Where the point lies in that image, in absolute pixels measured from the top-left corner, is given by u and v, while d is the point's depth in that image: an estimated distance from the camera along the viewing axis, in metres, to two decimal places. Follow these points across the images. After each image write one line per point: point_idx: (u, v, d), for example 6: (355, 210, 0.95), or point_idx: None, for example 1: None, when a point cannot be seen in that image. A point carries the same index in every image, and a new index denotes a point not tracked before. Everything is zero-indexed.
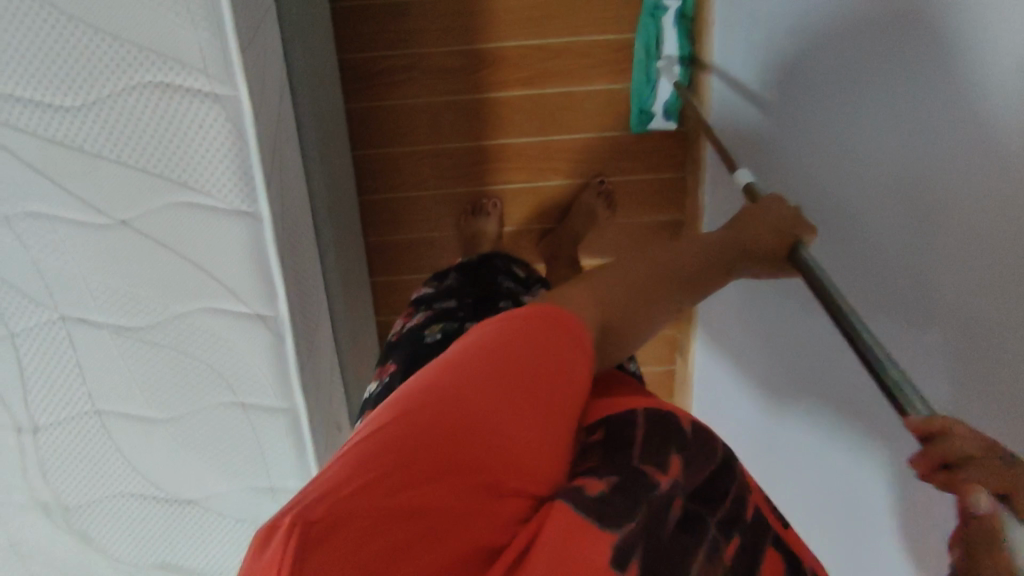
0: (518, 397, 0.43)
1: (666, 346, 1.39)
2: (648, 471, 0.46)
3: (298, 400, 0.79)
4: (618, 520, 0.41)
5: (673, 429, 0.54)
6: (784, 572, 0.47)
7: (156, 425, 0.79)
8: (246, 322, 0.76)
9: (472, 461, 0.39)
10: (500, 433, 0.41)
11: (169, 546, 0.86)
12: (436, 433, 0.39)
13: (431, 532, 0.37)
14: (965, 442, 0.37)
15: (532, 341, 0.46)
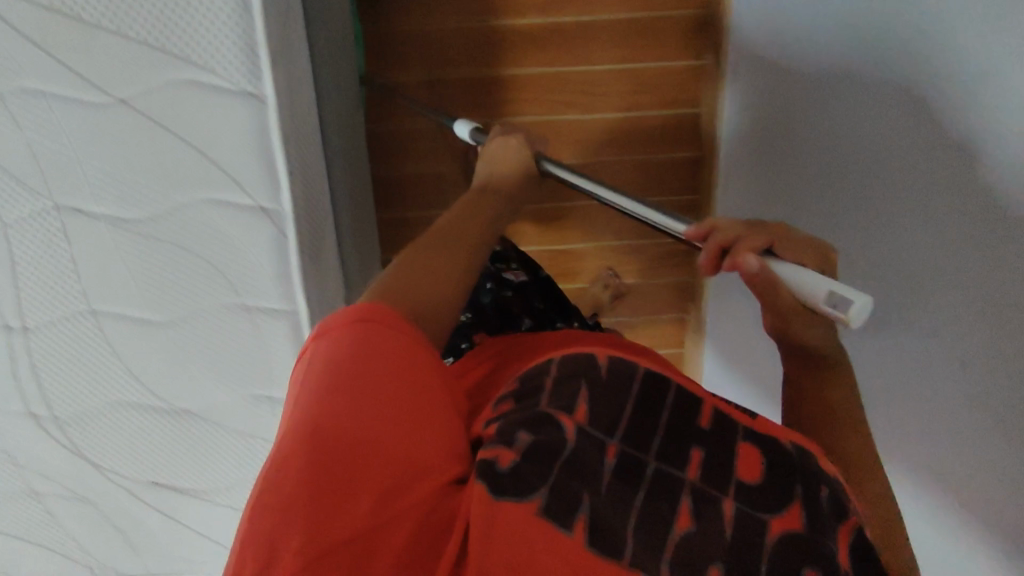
0: (400, 396, 0.44)
1: (681, 292, 1.35)
2: (552, 420, 0.47)
3: (300, 302, 0.76)
4: (532, 483, 0.43)
5: (582, 363, 0.51)
6: (762, 470, 0.50)
7: (155, 330, 0.75)
8: (250, 219, 0.72)
9: (358, 474, 0.42)
10: (396, 435, 0.43)
11: (166, 462, 0.82)
12: (311, 473, 0.41)
13: (363, 554, 0.40)
14: (723, 230, 0.52)
15: (368, 338, 0.46)
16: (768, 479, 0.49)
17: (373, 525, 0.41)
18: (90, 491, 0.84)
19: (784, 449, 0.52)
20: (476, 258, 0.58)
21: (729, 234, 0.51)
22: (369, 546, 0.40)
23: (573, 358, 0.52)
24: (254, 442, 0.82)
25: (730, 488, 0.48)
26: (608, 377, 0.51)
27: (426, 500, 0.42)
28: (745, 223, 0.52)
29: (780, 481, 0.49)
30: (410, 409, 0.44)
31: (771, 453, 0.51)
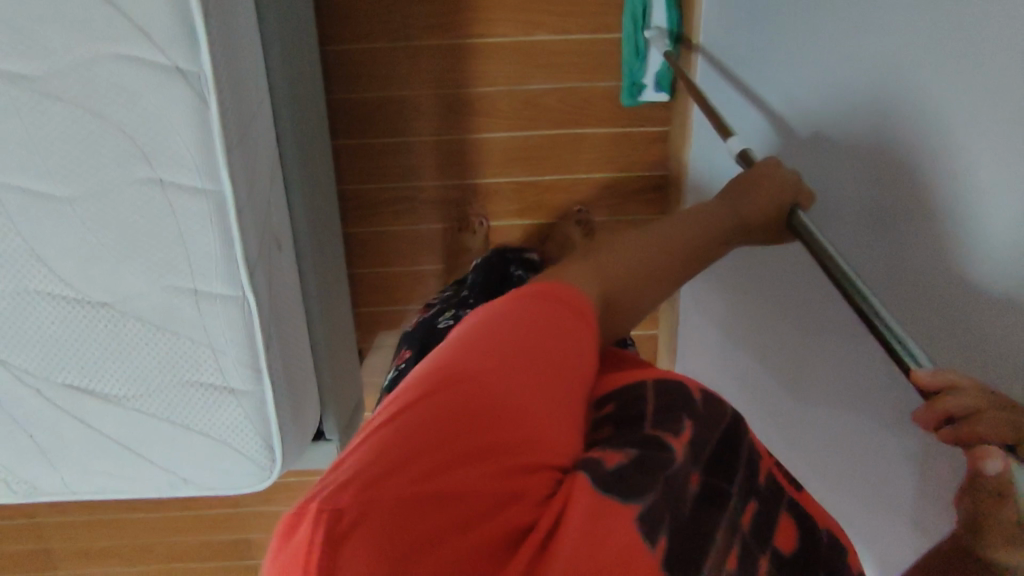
0: (531, 372, 0.46)
1: None
2: (660, 441, 0.50)
3: (224, 179, 0.70)
4: (641, 486, 0.45)
5: (681, 403, 0.56)
6: (794, 540, 0.55)
7: (61, 205, 0.69)
8: (164, 80, 0.65)
9: (493, 440, 0.42)
10: (521, 407, 0.44)
11: (85, 361, 0.77)
12: (457, 419, 0.42)
13: (466, 514, 0.39)
14: (960, 396, 0.45)
15: (535, 322, 0.50)
16: (799, 553, 0.55)
17: (473, 485, 0.40)
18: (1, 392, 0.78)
19: (816, 532, 0.57)
20: (671, 266, 0.65)
21: (968, 403, 0.45)
22: (461, 506, 0.39)
23: (672, 399, 0.56)
24: (178, 339, 0.76)
25: (765, 547, 0.52)
26: (702, 423, 0.55)
27: (528, 486, 0.42)
28: (988, 395, 0.45)
29: (811, 556, 0.55)
30: (540, 388, 0.46)
31: (804, 529, 0.56)
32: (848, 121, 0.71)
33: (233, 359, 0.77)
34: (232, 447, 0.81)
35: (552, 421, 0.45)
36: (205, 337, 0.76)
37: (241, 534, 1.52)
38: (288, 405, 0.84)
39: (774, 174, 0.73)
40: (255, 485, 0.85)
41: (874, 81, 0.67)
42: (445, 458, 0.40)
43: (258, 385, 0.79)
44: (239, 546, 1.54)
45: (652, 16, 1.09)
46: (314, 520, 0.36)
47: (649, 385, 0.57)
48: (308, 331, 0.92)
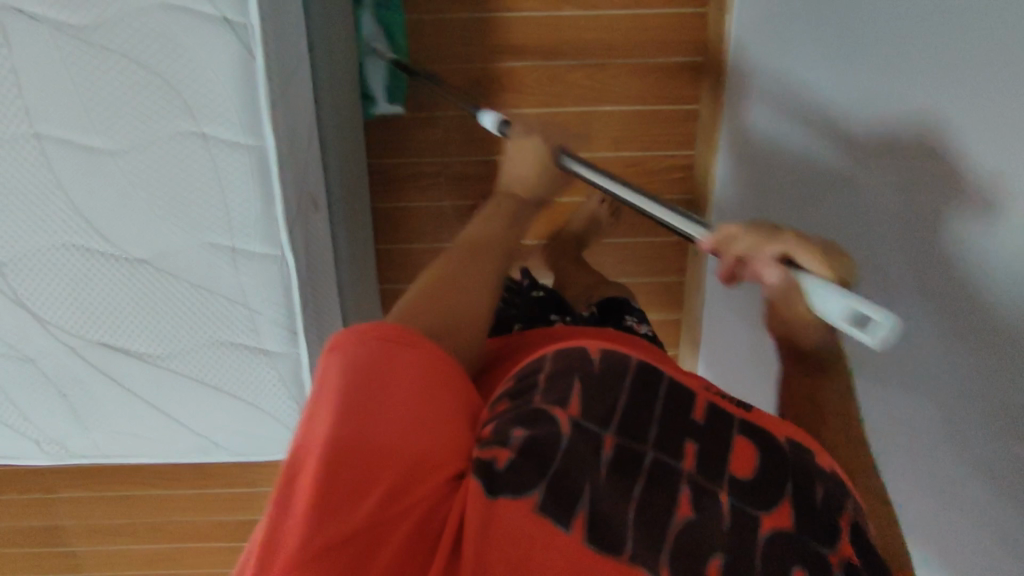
0: (392, 389, 0.45)
1: None
2: (549, 416, 0.46)
3: (267, 134, 0.69)
4: (529, 480, 0.44)
5: (575, 364, 0.50)
6: (756, 456, 0.52)
7: (102, 158, 0.69)
8: (212, 31, 0.65)
9: (375, 477, 0.42)
10: (394, 429, 0.43)
11: (118, 320, 0.76)
12: (329, 475, 0.41)
13: (366, 553, 0.40)
14: (729, 241, 0.55)
15: (378, 355, 0.46)
16: (762, 473, 0.51)
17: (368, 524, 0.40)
18: (34, 350, 0.77)
19: (775, 444, 0.53)
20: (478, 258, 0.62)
21: (739, 245, 0.54)
22: (362, 547, 0.40)
23: (568, 360, 0.50)
24: (214, 299, 0.75)
25: (725, 477, 0.50)
26: (597, 382, 0.50)
27: (420, 502, 0.42)
28: (755, 226, 0.55)
29: (775, 470, 0.51)
30: (405, 400, 0.45)
31: (764, 447, 0.53)
32: (866, 97, 0.70)
33: (270, 319, 0.76)
34: (264, 410, 0.80)
35: (426, 434, 0.44)
36: (242, 297, 0.75)
37: (252, 515, 1.51)
38: None
39: (523, 149, 0.76)
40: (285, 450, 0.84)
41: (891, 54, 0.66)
42: (325, 516, 0.39)
43: (293, 348, 0.78)
44: (250, 527, 1.53)
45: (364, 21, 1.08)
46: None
47: (548, 358, 0.51)
48: (339, 299, 0.91)
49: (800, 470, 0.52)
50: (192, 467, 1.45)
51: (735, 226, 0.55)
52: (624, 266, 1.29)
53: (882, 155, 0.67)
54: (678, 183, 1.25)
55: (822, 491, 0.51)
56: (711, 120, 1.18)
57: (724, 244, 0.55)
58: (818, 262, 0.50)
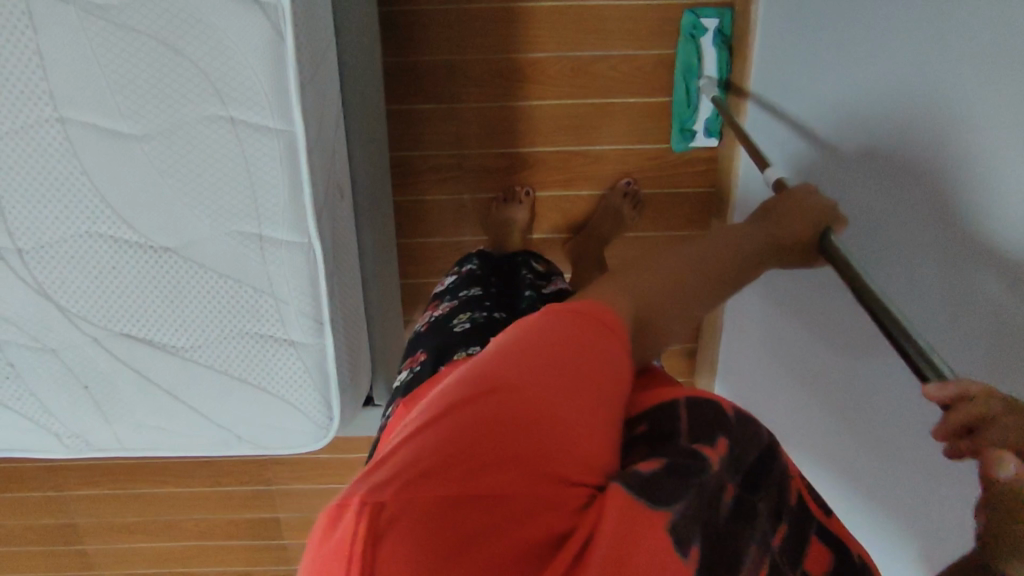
0: (574, 372, 0.44)
1: (702, 207, 1.25)
2: (699, 453, 0.46)
3: (296, 118, 0.68)
4: (670, 500, 0.41)
5: (711, 417, 0.50)
6: (827, 566, 0.50)
7: (129, 144, 0.68)
8: (241, 13, 0.63)
9: (541, 446, 0.40)
10: (567, 406, 0.42)
11: (143, 310, 0.74)
12: (488, 426, 0.40)
13: (506, 512, 0.38)
14: (977, 403, 0.40)
15: (576, 339, 0.45)
16: None
17: (512, 487, 0.39)
18: (56, 340, 0.76)
19: (845, 558, 0.51)
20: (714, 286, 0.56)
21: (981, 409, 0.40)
22: (497, 507, 0.38)
23: (704, 412, 0.50)
24: (240, 288, 0.73)
25: (799, 569, 0.49)
26: (732, 437, 0.50)
27: (558, 495, 0.40)
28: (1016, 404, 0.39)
29: None
30: (581, 388, 0.44)
31: (837, 559, 0.51)
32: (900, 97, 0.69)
33: (297, 309, 0.74)
34: (290, 403, 0.79)
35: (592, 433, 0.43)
36: (269, 286, 0.73)
37: (267, 514, 1.49)
38: (346, 362, 0.82)
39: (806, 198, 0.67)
40: (310, 445, 0.82)
41: (940, 36, 0.62)
42: (473, 464, 0.39)
43: (320, 338, 0.76)
44: (265, 526, 1.51)
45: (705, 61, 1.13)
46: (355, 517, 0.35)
47: (683, 398, 0.52)
48: (363, 291, 0.89)
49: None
50: (207, 464, 1.44)
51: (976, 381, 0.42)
52: None
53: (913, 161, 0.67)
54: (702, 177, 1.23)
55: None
56: (735, 111, 1.16)
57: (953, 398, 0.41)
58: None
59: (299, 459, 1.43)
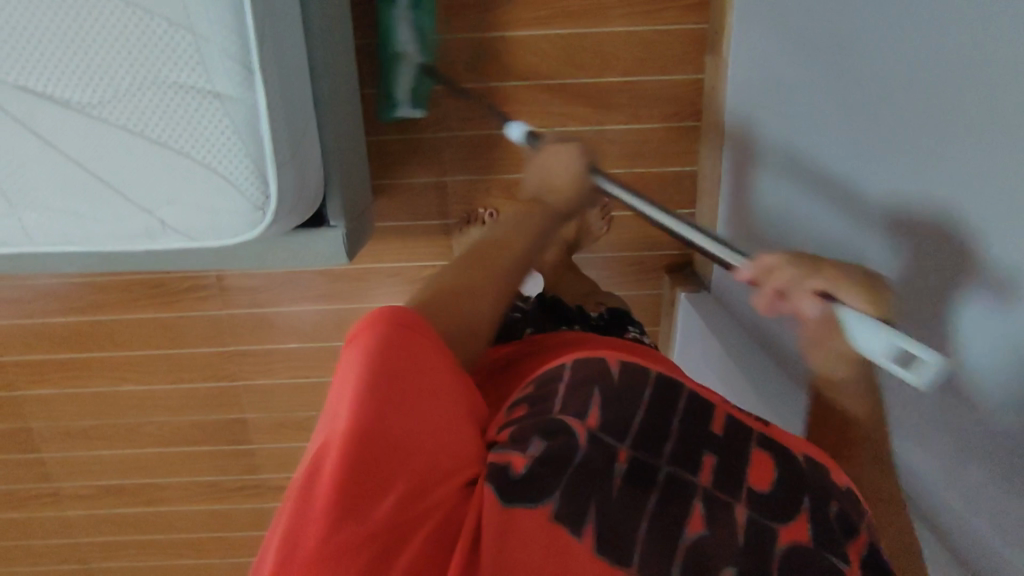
0: (407, 387, 0.48)
1: (694, 46, 1.14)
2: (565, 426, 0.53)
3: None
4: (545, 486, 0.50)
5: (595, 374, 0.59)
6: (772, 470, 0.61)
7: None
8: None
9: (400, 468, 0.45)
10: (412, 425, 0.47)
11: (39, 57, 0.63)
12: (351, 474, 0.43)
13: (391, 543, 0.43)
14: (772, 271, 0.62)
15: (420, 349, 0.50)
16: (778, 487, 0.60)
17: (390, 522, 0.43)
18: None
19: (789, 457, 0.62)
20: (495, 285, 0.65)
21: (782, 271, 0.62)
22: (387, 541, 0.43)
23: (589, 374, 0.59)
24: (151, 22, 0.63)
25: (741, 485, 0.58)
26: (615, 391, 0.59)
27: (438, 501, 0.47)
28: (797, 257, 0.63)
29: (789, 487, 0.60)
30: (421, 396, 0.48)
31: (778, 462, 0.62)
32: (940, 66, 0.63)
33: (219, 49, 0.64)
34: (220, 175, 0.68)
35: (446, 434, 0.49)
36: (184, 18, 0.63)
37: (235, 414, 1.38)
38: (287, 134, 0.71)
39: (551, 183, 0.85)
40: (244, 232, 0.72)
41: None
42: (344, 520, 0.42)
43: (250, 91, 0.66)
44: (235, 429, 1.39)
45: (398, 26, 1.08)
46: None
47: (567, 367, 0.60)
48: (309, 78, 0.79)
49: (820, 486, 0.61)
50: (169, 357, 1.32)
51: (773, 257, 0.63)
52: (636, 111, 1.18)
53: (942, 168, 0.65)
54: (694, 12, 1.12)
55: (839, 506, 0.60)
56: None
57: (765, 274, 0.63)
58: (857, 302, 0.60)
59: (270, 350, 1.32)
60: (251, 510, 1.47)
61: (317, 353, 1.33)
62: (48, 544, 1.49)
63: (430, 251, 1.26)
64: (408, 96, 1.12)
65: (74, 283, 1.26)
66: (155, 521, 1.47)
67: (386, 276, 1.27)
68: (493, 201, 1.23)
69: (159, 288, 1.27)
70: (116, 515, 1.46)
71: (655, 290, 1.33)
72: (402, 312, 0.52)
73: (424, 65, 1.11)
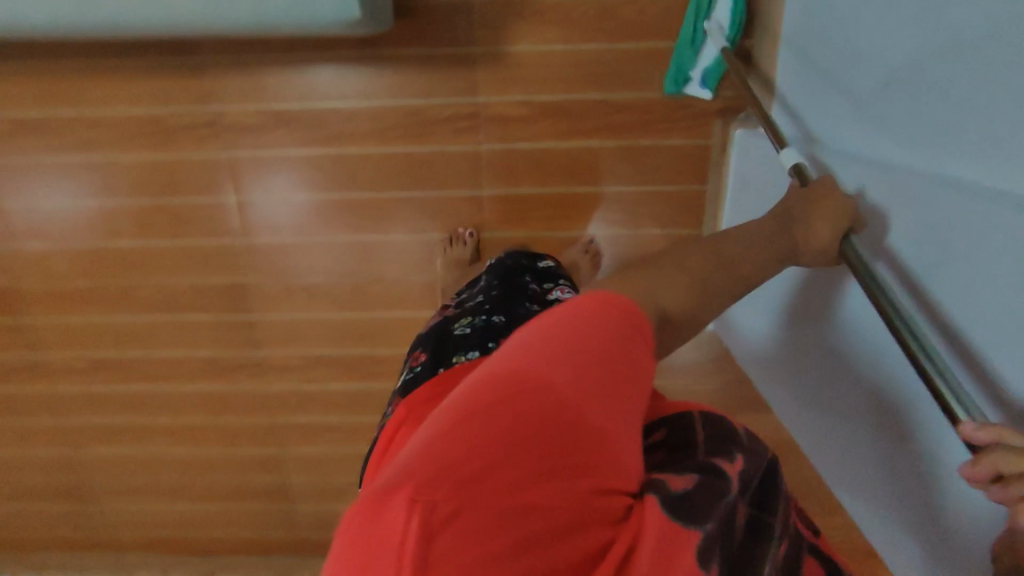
0: (619, 383, 0.44)
1: None
2: (722, 471, 0.48)
3: None
4: (702, 513, 0.43)
5: (735, 435, 0.55)
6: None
7: None
8: None
9: (592, 451, 0.39)
10: (615, 416, 0.42)
11: None
12: (546, 427, 0.38)
13: (551, 522, 0.36)
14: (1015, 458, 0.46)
15: (634, 353, 0.47)
16: None
17: (562, 497, 0.37)
18: None
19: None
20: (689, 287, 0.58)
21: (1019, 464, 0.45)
22: (546, 518, 0.36)
23: (725, 431, 0.55)
24: None
25: None
26: (750, 452, 0.54)
27: (607, 502, 0.39)
28: None
29: None
30: (629, 400, 0.44)
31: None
32: None
33: None
34: None
35: (629, 445, 0.43)
36: None
37: (238, 278, 1.26)
38: None
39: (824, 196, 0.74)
40: None
41: None
42: (533, 473, 0.37)
43: None
44: (235, 295, 1.27)
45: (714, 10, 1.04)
46: (413, 510, 0.33)
47: (699, 413, 0.57)
48: None
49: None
50: (167, 209, 1.21)
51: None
52: None
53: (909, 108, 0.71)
54: None
55: None
56: None
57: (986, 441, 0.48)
58: None
59: (276, 203, 1.20)
60: (252, 392, 1.35)
61: (326, 208, 1.21)
62: (38, 424, 1.39)
63: (453, 87, 1.13)
64: (700, 75, 1.09)
65: (62, 119, 1.15)
66: (149, 402, 1.36)
67: (405, 116, 1.14)
68: (525, 27, 1.09)
69: (157, 126, 1.15)
70: (110, 393, 1.36)
71: (704, 141, 1.15)
72: (627, 305, 0.49)
73: (726, 47, 1.04)
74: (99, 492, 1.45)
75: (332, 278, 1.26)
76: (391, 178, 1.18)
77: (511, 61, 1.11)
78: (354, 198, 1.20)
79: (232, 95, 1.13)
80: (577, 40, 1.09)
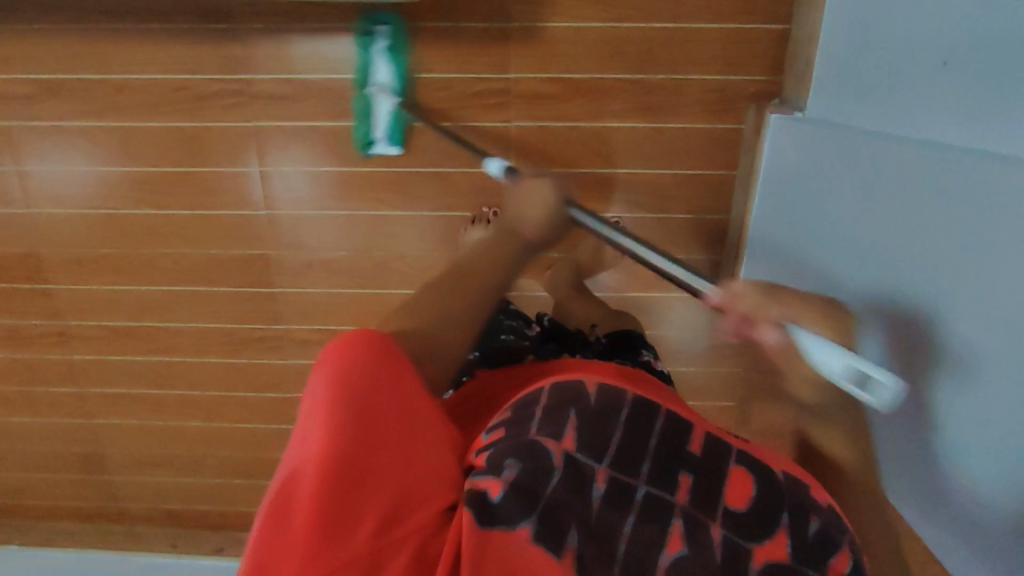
0: (385, 413, 0.44)
1: None
2: (541, 453, 0.48)
3: None
4: (517, 512, 0.44)
5: (569, 400, 0.52)
6: (752, 485, 0.51)
7: None
8: None
9: (378, 494, 0.42)
10: (388, 444, 0.43)
11: None
12: (321, 502, 0.40)
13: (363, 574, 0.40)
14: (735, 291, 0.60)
15: (388, 377, 0.46)
16: (758, 502, 0.50)
17: (367, 547, 0.40)
18: None
19: (769, 475, 0.53)
20: None
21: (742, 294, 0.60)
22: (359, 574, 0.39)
23: (563, 397, 0.53)
24: None
25: (718, 503, 0.50)
26: (590, 415, 0.52)
27: (416, 522, 0.43)
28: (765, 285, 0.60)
29: (774, 504, 0.50)
30: (397, 421, 0.45)
31: (759, 478, 0.52)
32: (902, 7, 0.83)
33: None
34: None
35: (417, 461, 0.44)
36: None
37: (258, 249, 1.24)
38: None
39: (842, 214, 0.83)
40: None
41: None
42: (324, 543, 0.39)
43: None
44: (256, 267, 1.26)
45: (377, 69, 1.09)
46: None
47: (544, 390, 0.54)
48: None
49: (798, 501, 0.51)
50: (190, 177, 1.19)
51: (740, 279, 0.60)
52: None
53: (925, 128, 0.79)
54: None
55: (820, 520, 0.50)
56: None
57: (731, 300, 0.60)
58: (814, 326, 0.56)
59: (300, 174, 1.19)
60: (269, 366, 1.34)
61: (350, 181, 1.19)
62: (53, 392, 1.38)
63: (484, 61, 1.11)
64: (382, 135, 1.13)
65: (89, 82, 1.13)
66: (166, 373, 1.36)
67: (434, 91, 1.13)
68: (560, 3, 1.07)
69: (185, 91, 1.13)
70: (126, 362, 1.35)
71: (736, 125, 1.13)
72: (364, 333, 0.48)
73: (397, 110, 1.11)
74: (111, 462, 1.45)
75: (354, 254, 1.24)
76: (416, 153, 1.17)
77: (545, 37, 1.09)
78: (378, 172, 1.18)
79: (262, 63, 1.11)
80: (613, 17, 1.08)
